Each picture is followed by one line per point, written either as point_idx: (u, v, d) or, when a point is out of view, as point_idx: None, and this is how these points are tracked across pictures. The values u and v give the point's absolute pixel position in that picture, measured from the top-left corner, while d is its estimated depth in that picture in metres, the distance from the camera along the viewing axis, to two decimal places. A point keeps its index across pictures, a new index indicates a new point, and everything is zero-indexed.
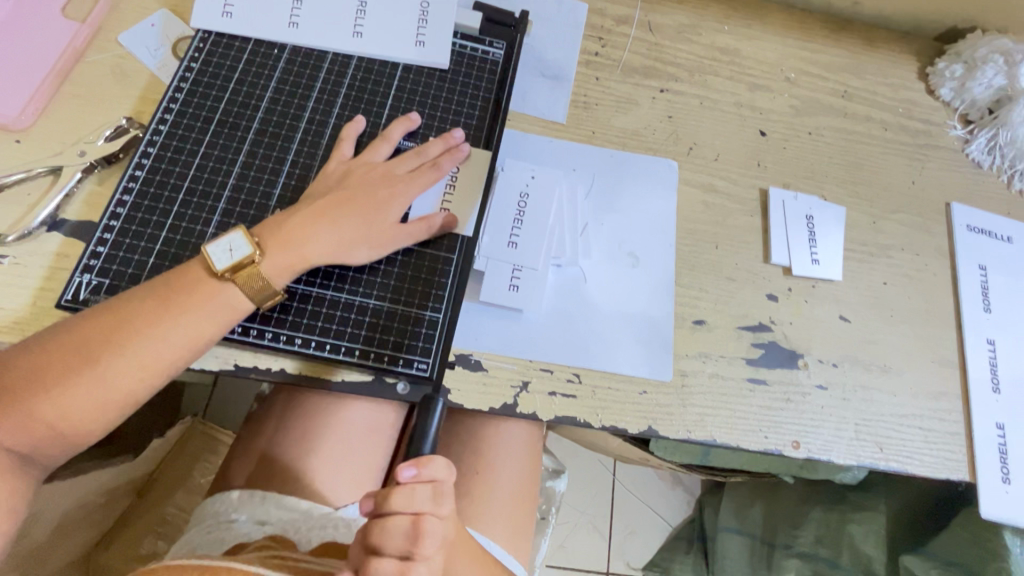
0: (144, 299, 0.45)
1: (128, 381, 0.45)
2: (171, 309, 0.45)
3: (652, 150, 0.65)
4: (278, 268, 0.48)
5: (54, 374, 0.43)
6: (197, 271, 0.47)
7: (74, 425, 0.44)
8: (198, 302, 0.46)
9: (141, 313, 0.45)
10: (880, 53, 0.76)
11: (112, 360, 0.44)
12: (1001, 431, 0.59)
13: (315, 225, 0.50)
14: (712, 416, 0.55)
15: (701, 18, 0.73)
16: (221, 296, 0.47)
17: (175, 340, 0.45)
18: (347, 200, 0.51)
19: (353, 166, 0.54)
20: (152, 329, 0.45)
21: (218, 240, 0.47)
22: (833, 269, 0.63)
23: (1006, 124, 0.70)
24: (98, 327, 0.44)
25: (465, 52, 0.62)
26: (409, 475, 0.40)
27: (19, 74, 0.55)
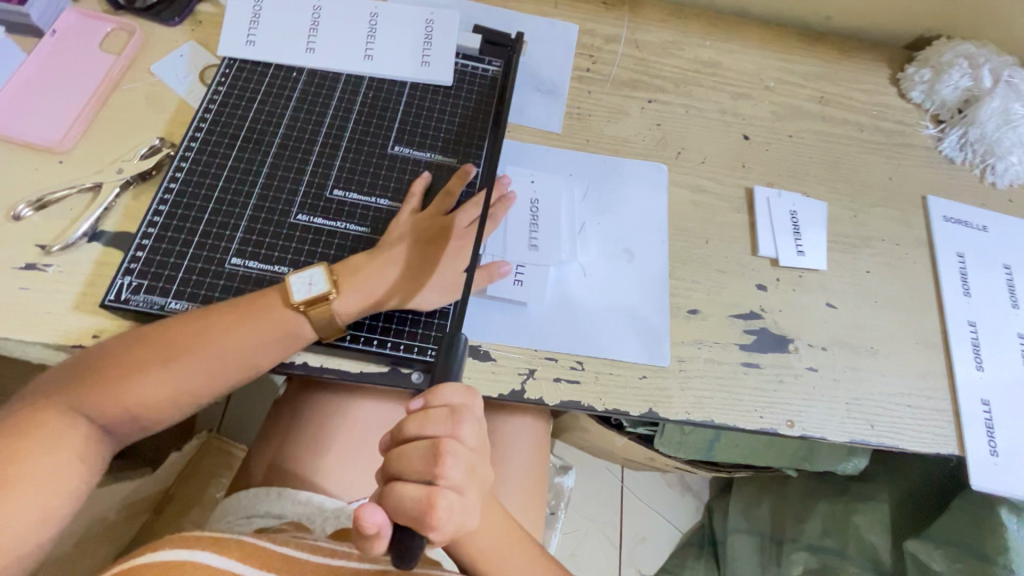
0: (224, 312, 0.50)
1: (200, 381, 0.50)
2: (247, 326, 0.50)
3: (643, 156, 0.70)
4: (348, 308, 0.52)
5: (137, 368, 0.48)
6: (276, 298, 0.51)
7: (148, 412, 0.50)
8: (272, 319, 0.51)
9: (220, 324, 0.50)
10: (853, 62, 0.81)
11: (189, 364, 0.49)
12: (987, 406, 0.62)
13: (388, 269, 0.55)
14: (710, 398, 0.59)
15: (685, 35, 0.78)
16: (293, 323, 0.51)
17: (246, 355, 0.51)
18: (420, 249, 0.57)
19: (428, 218, 0.58)
20: (226, 341, 0.50)
21: (302, 272, 0.52)
22: (817, 259, 0.67)
23: (975, 123, 0.74)
24: (182, 334, 0.49)
25: (467, 70, 0.68)
26: (418, 405, 0.41)
27: (62, 102, 0.60)
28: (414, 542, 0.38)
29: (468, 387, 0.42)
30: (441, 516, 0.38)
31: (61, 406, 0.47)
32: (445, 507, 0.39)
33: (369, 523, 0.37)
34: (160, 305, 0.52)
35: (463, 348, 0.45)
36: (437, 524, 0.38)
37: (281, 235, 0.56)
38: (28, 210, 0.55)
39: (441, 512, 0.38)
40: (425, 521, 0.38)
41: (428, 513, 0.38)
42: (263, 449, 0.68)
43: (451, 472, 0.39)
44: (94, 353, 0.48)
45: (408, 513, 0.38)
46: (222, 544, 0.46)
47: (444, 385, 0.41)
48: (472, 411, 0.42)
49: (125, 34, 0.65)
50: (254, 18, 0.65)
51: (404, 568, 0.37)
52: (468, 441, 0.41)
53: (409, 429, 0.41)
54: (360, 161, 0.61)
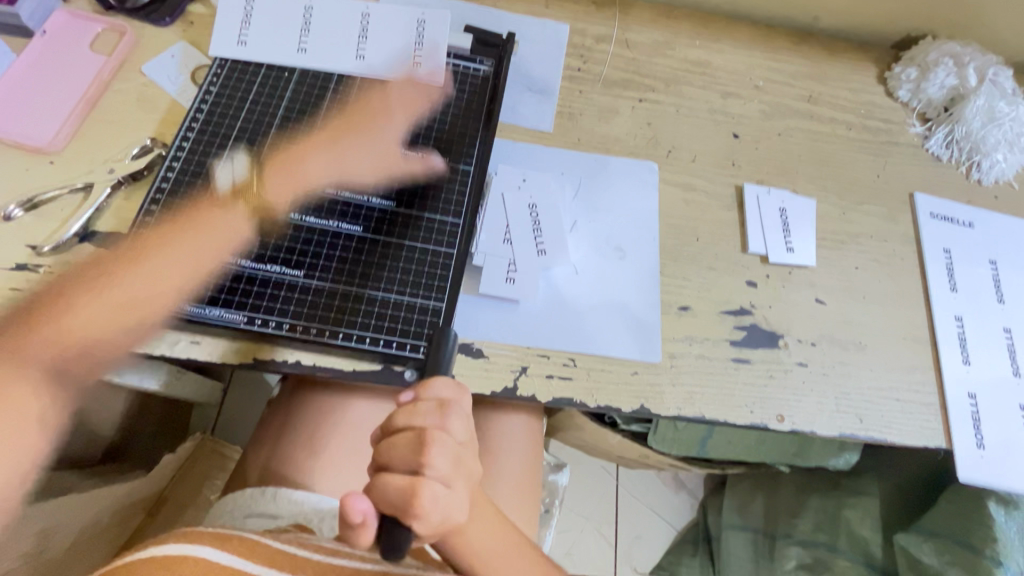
0: (159, 229, 0.55)
1: (141, 302, 0.53)
2: (179, 236, 0.55)
3: (634, 154, 0.70)
4: (281, 194, 0.58)
5: (78, 297, 0.52)
6: (205, 195, 0.57)
7: (90, 343, 0.51)
8: (204, 226, 0.55)
9: (155, 242, 0.54)
10: (841, 61, 0.82)
11: (126, 281, 0.53)
12: (974, 400, 0.63)
13: (315, 154, 0.61)
14: (701, 394, 0.59)
15: (674, 35, 0.79)
16: (226, 221, 0.56)
17: (179, 263, 0.53)
18: (342, 134, 0.62)
19: (350, 110, 0.64)
20: (161, 254, 0.54)
21: (226, 164, 0.58)
22: (806, 256, 0.67)
23: (960, 120, 0.75)
24: (118, 258, 0.54)
25: (458, 70, 0.68)
26: (408, 397, 0.41)
27: (52, 102, 0.60)
28: (400, 531, 0.38)
29: (458, 383, 0.43)
30: (425, 505, 0.38)
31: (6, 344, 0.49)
32: (429, 497, 0.38)
33: (354, 511, 0.37)
34: (152, 305, 0.52)
35: (453, 345, 0.47)
36: (420, 513, 0.38)
37: (273, 234, 0.56)
38: (18, 210, 0.55)
39: (424, 501, 0.38)
40: (409, 510, 0.38)
41: (412, 502, 0.38)
42: (258, 448, 0.68)
43: (436, 461, 0.39)
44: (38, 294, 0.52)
45: (393, 502, 0.38)
46: (223, 540, 0.46)
47: (434, 379, 0.42)
48: (461, 406, 0.42)
49: (116, 34, 0.65)
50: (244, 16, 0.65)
51: (391, 559, 0.38)
52: (455, 433, 0.41)
53: (397, 422, 0.41)
54: (352, 160, 0.61)
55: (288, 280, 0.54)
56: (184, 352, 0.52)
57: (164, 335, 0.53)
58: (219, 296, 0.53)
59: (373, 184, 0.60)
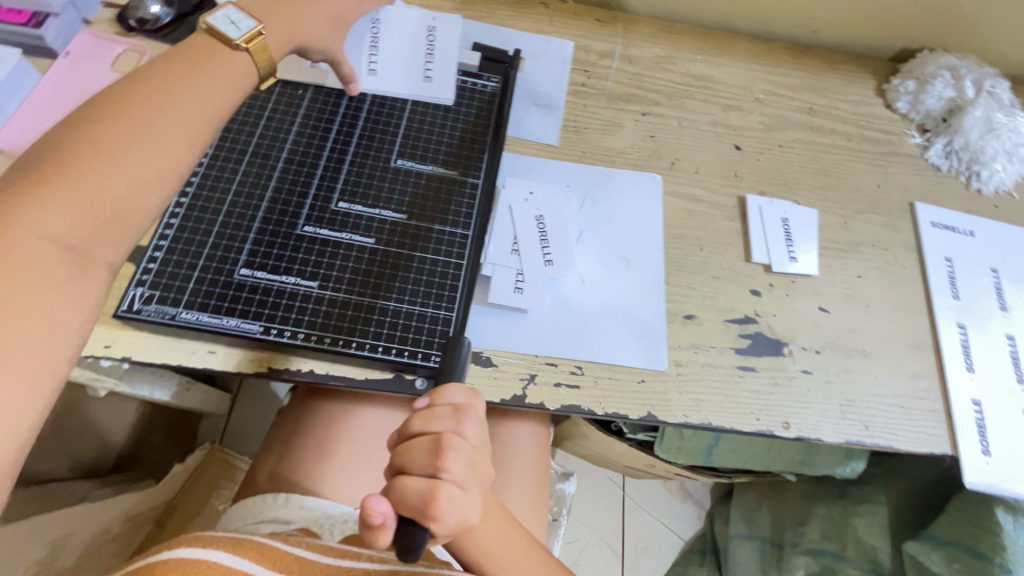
0: (154, 73, 0.44)
1: (166, 148, 0.42)
2: (181, 76, 0.45)
3: (637, 166, 0.72)
4: (276, 43, 0.52)
5: (81, 146, 0.39)
6: (203, 43, 0.48)
7: (113, 199, 0.39)
8: (206, 66, 0.47)
9: (153, 83, 0.44)
10: (840, 74, 0.84)
11: (130, 124, 0.41)
12: (978, 407, 0.64)
13: (291, 7, 0.54)
14: (707, 401, 0.60)
15: (675, 50, 0.81)
16: (232, 62, 0.48)
17: (200, 108, 0.45)
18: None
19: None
20: (180, 90, 0.44)
21: (217, 12, 0.49)
22: (808, 265, 0.69)
23: (959, 131, 0.77)
24: (107, 103, 0.42)
25: (466, 86, 0.70)
26: (424, 403, 0.42)
27: None
28: (418, 532, 0.39)
29: (471, 389, 0.44)
30: (443, 508, 0.39)
31: (32, 203, 0.36)
32: (447, 501, 0.39)
33: (375, 513, 0.38)
34: (171, 316, 0.53)
35: (466, 354, 0.48)
36: (438, 515, 0.38)
37: (288, 246, 0.58)
38: None
39: (442, 504, 0.39)
40: (427, 512, 0.38)
41: (430, 505, 0.38)
42: (267, 456, 0.69)
43: (453, 465, 0.40)
44: (42, 151, 0.39)
45: (411, 505, 0.39)
46: (237, 545, 0.46)
47: (448, 386, 0.43)
48: (475, 411, 0.43)
49: (134, 54, 0.67)
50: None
51: (409, 560, 0.39)
52: (470, 437, 0.41)
53: (414, 426, 0.42)
54: (364, 174, 0.63)
55: (303, 290, 0.56)
56: (201, 362, 0.53)
57: (181, 345, 0.54)
58: (236, 307, 0.54)
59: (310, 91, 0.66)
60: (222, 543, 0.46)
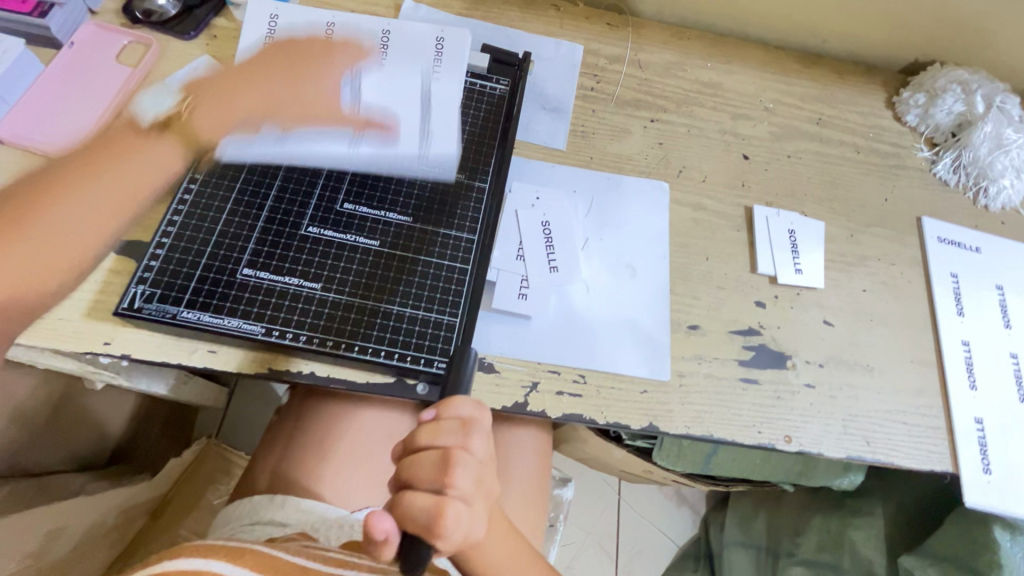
0: (70, 163, 0.50)
1: (67, 236, 0.48)
2: (101, 163, 0.50)
3: (645, 173, 0.71)
4: (214, 129, 0.57)
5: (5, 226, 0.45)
6: (125, 128, 0.53)
7: (32, 275, 0.46)
8: (128, 152, 0.52)
9: (66, 173, 0.49)
10: (850, 84, 0.83)
11: (54, 211, 0.47)
12: (980, 425, 0.63)
13: (249, 88, 0.58)
14: (709, 413, 0.60)
15: (686, 56, 0.80)
16: (152, 148, 0.53)
17: (117, 192, 0.50)
18: (271, 72, 0.59)
19: (284, 45, 0.61)
20: (98, 179, 0.50)
21: (151, 101, 0.58)
22: (815, 278, 0.68)
23: (968, 146, 0.76)
24: (29, 191, 0.48)
25: (475, 88, 0.70)
26: (430, 416, 0.42)
27: (77, 114, 0.62)
28: (423, 549, 0.38)
29: (478, 402, 0.44)
30: (450, 526, 0.38)
31: None
32: (454, 517, 0.38)
33: (377, 530, 0.37)
34: (172, 314, 0.53)
35: (473, 363, 0.48)
36: (444, 533, 0.38)
37: (292, 246, 0.57)
38: None
39: (449, 521, 0.38)
40: (434, 529, 0.38)
41: (437, 522, 0.38)
42: (264, 456, 0.69)
43: (461, 481, 0.39)
44: None
45: (417, 522, 0.38)
46: (237, 555, 0.46)
47: (455, 399, 0.43)
48: (481, 424, 0.43)
49: (141, 47, 0.67)
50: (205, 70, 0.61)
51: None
52: (476, 451, 0.41)
53: (419, 440, 0.41)
54: (369, 174, 0.62)
55: (306, 292, 0.55)
56: (201, 361, 0.53)
57: (182, 344, 0.54)
58: (238, 308, 0.54)
59: None
60: (221, 553, 0.46)
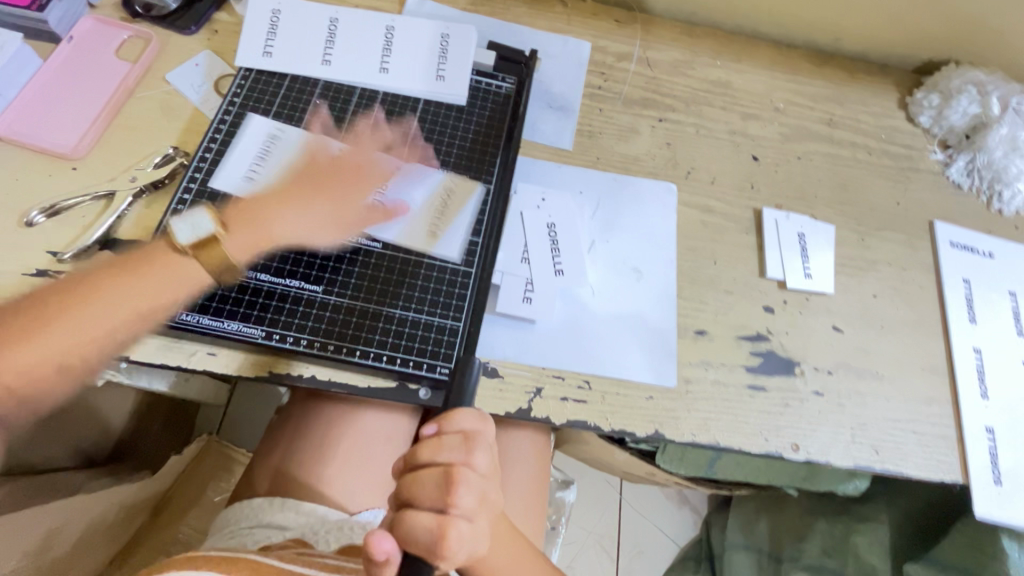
0: (100, 270, 0.48)
1: (76, 348, 0.46)
2: (125, 289, 0.48)
3: (653, 174, 0.70)
4: (245, 245, 0.52)
5: (10, 337, 0.44)
6: (163, 247, 0.50)
7: (22, 389, 0.45)
8: (152, 274, 0.48)
9: (91, 281, 0.47)
10: (862, 84, 0.82)
11: (59, 328, 0.45)
12: (991, 435, 0.62)
13: (275, 205, 0.54)
14: (715, 420, 0.59)
15: (695, 54, 0.79)
16: (180, 269, 0.49)
17: (128, 307, 0.47)
18: (312, 185, 0.56)
19: (316, 163, 0.58)
20: (115, 304, 0.47)
21: (184, 217, 0.50)
22: (824, 282, 0.67)
23: (982, 148, 0.75)
24: (56, 296, 0.46)
25: (481, 86, 0.68)
26: (432, 431, 0.42)
27: (76, 110, 0.60)
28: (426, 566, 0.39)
29: (481, 413, 0.44)
30: (452, 545, 0.39)
31: None
32: (457, 536, 0.39)
33: (378, 550, 0.38)
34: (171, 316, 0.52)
35: (476, 370, 0.48)
36: (447, 552, 0.39)
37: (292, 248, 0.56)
38: (41, 217, 0.55)
39: (452, 541, 0.39)
40: (437, 549, 0.39)
41: (440, 542, 0.39)
42: (264, 457, 0.68)
43: (463, 500, 0.40)
44: None
45: (420, 541, 0.39)
46: (230, 567, 0.45)
47: (457, 411, 0.43)
48: (483, 437, 0.43)
49: (141, 42, 0.66)
50: (259, 157, 0.59)
51: None
52: (479, 467, 0.42)
53: (422, 455, 0.42)
54: None
55: (307, 295, 0.54)
56: (200, 364, 0.53)
57: (181, 346, 0.53)
58: (237, 310, 0.53)
59: (322, 83, 0.65)
60: (213, 565, 0.45)
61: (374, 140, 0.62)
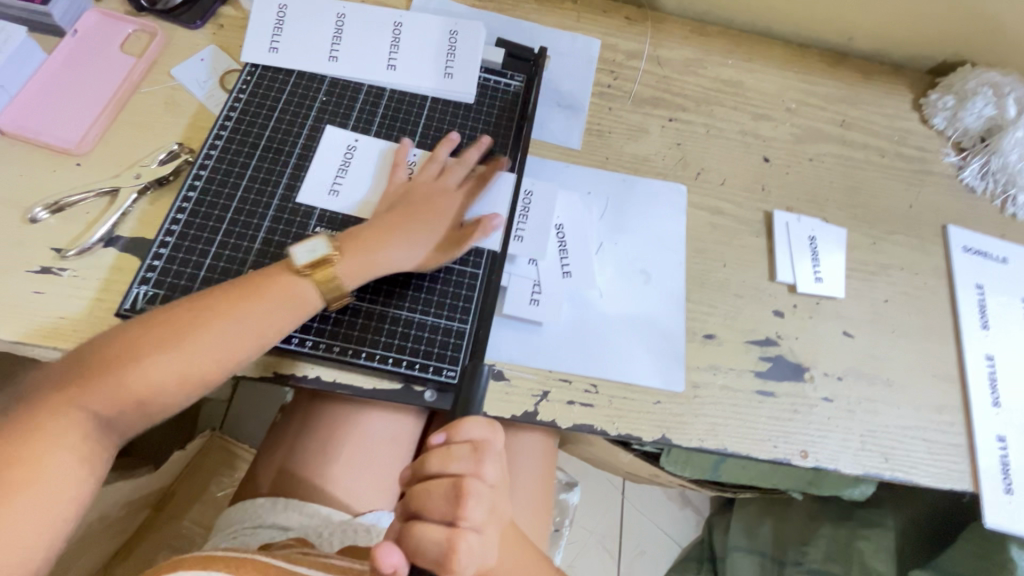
0: (223, 292, 0.49)
1: (205, 365, 0.48)
2: (246, 311, 0.49)
3: (662, 175, 0.69)
4: (354, 271, 0.52)
5: (154, 351, 0.46)
6: (280, 270, 0.51)
7: (158, 398, 0.47)
8: (269, 298, 0.50)
9: (216, 302, 0.49)
10: (875, 85, 0.80)
11: (195, 346, 0.47)
12: (1003, 444, 0.62)
13: (377, 233, 0.54)
14: (723, 426, 0.58)
15: (706, 53, 0.78)
16: (292, 295, 0.50)
17: (249, 330, 0.49)
18: (407, 209, 0.56)
19: (409, 186, 0.59)
20: (235, 325, 0.48)
21: (304, 243, 0.52)
22: (835, 287, 0.66)
23: (997, 152, 0.74)
24: (187, 315, 0.48)
25: (489, 84, 0.67)
26: (441, 440, 0.43)
27: (81, 104, 0.60)
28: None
29: (490, 422, 0.44)
30: (462, 559, 0.40)
31: (81, 397, 0.45)
32: (467, 549, 0.40)
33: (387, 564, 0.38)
34: None
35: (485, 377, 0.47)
36: (457, 566, 0.39)
37: None
38: (44, 213, 0.55)
39: (461, 554, 0.40)
40: (447, 562, 0.39)
41: (450, 555, 0.39)
42: (268, 457, 0.68)
43: (473, 513, 0.41)
44: (99, 341, 0.47)
45: (429, 555, 0.40)
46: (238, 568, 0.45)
47: (466, 421, 0.43)
48: (493, 447, 0.43)
49: (146, 36, 0.65)
50: (341, 168, 0.60)
51: None
52: (489, 478, 0.42)
53: (431, 466, 0.42)
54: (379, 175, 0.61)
55: None
56: None
57: None
58: None
59: (329, 80, 0.64)
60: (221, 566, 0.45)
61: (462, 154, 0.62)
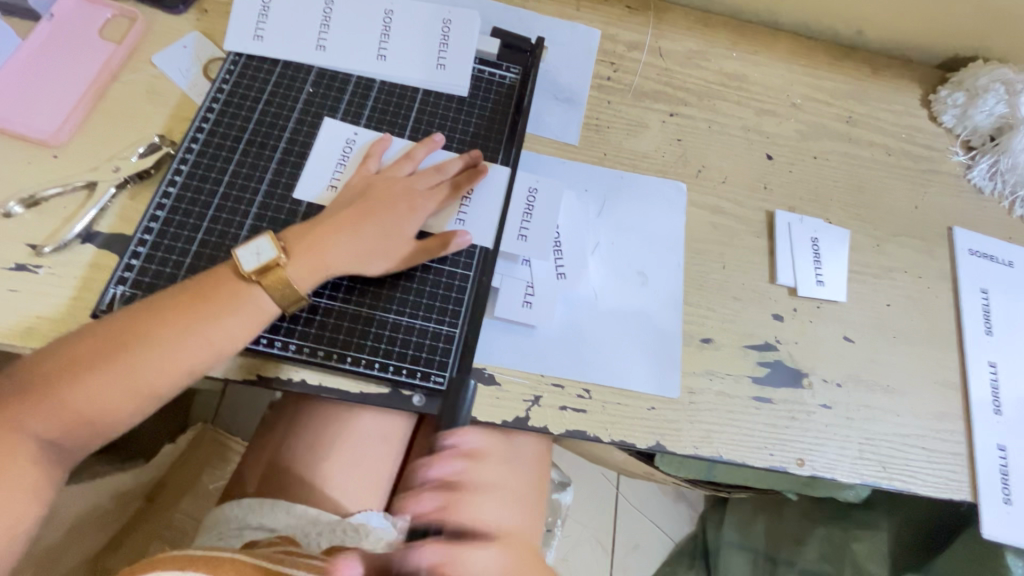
0: (173, 299, 0.48)
1: (158, 376, 0.47)
2: (188, 321, 0.47)
3: (661, 172, 0.67)
4: (305, 277, 0.50)
5: (103, 364, 0.45)
6: (224, 275, 0.49)
7: (113, 411, 0.46)
8: (224, 307, 0.48)
9: (168, 311, 0.47)
10: (885, 80, 0.78)
11: (147, 357, 0.46)
12: (1003, 453, 0.61)
13: (330, 238, 0.51)
14: (719, 433, 0.57)
15: (710, 44, 0.75)
16: (246, 299, 0.49)
17: (204, 341, 0.47)
18: (366, 214, 0.53)
19: (372, 182, 0.56)
20: (177, 338, 0.47)
21: (248, 244, 0.50)
22: (836, 290, 0.64)
23: (1007, 151, 0.71)
24: (137, 325, 0.47)
25: (483, 76, 0.65)
26: None
27: (58, 93, 0.57)
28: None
29: None
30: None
31: (29, 413, 0.44)
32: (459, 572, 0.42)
33: None
34: None
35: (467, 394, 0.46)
36: None
37: None
38: (19, 207, 0.53)
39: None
40: None
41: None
42: (254, 457, 0.66)
43: None
44: (46, 354, 0.46)
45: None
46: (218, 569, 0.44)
47: None
48: None
49: (126, 21, 0.62)
50: (341, 161, 0.58)
51: None
52: None
53: None
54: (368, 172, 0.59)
55: None
56: None
57: None
58: None
59: (316, 70, 0.62)
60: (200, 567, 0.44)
61: (444, 162, 0.58)
